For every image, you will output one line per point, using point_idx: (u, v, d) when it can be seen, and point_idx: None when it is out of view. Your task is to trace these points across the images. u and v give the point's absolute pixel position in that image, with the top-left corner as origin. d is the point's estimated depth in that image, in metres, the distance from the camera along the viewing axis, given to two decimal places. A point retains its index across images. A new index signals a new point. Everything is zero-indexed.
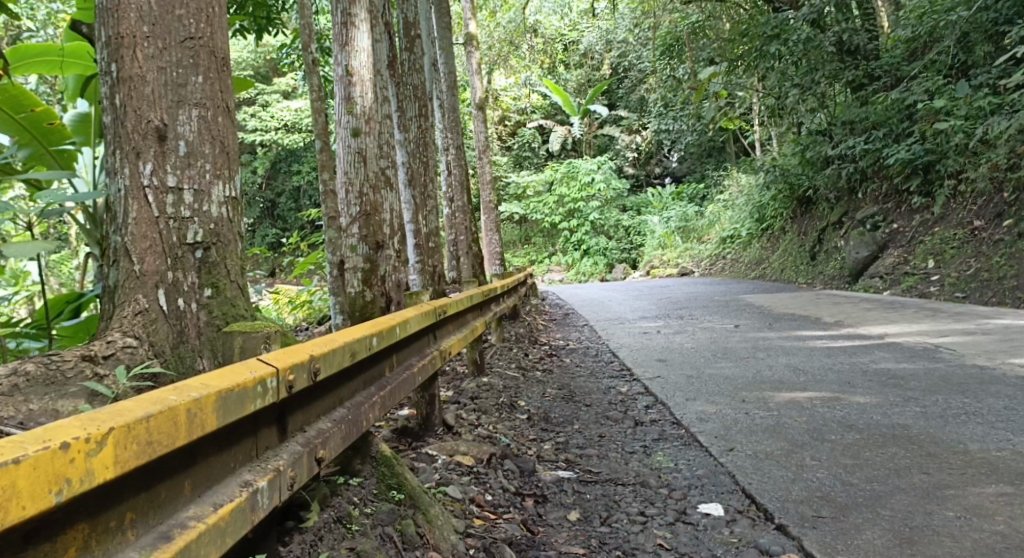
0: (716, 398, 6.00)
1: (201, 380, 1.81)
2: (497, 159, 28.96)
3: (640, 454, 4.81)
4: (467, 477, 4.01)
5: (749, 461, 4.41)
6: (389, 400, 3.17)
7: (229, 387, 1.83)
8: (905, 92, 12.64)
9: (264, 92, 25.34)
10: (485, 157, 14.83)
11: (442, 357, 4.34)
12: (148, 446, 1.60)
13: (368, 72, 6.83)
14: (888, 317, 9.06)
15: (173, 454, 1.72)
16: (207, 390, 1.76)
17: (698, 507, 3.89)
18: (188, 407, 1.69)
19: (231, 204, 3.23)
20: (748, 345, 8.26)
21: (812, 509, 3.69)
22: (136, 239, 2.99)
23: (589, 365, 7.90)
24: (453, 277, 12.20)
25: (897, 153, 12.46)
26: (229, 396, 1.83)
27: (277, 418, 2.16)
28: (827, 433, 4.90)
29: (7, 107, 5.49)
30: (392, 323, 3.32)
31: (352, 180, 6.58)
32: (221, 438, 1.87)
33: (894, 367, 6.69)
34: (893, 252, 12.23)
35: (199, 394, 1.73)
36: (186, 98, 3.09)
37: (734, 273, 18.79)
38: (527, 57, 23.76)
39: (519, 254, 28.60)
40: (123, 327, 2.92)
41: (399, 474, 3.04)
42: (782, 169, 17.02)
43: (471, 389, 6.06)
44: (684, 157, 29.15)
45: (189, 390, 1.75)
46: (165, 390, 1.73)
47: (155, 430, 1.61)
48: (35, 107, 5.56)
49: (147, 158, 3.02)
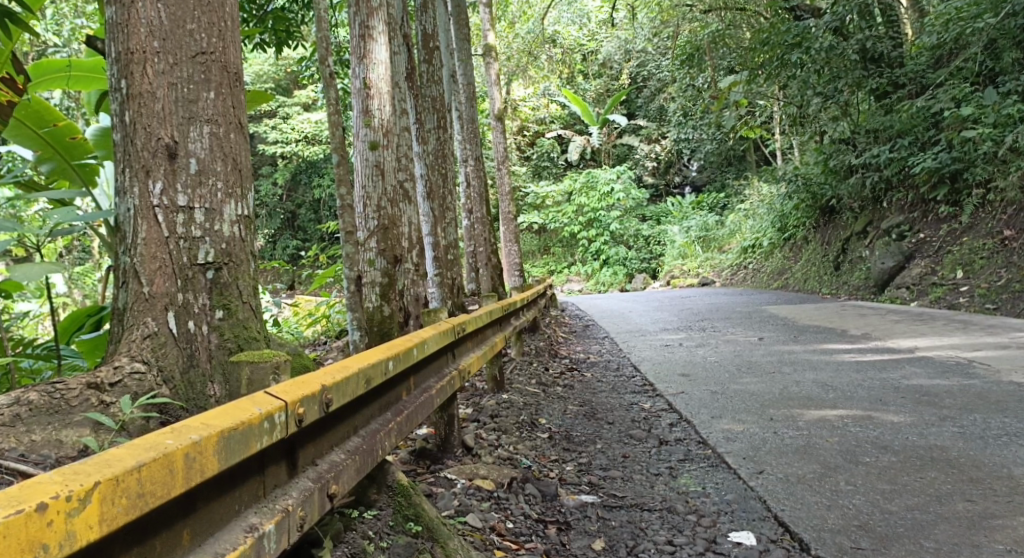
0: (743, 416, 5.83)
1: (200, 421, 1.71)
2: (516, 169, 28.93)
3: (665, 476, 4.65)
4: (487, 502, 3.88)
5: (779, 485, 4.24)
6: (406, 425, 3.04)
7: (230, 427, 1.73)
8: (931, 100, 12.41)
9: (285, 104, 25.44)
10: (504, 168, 14.72)
11: (460, 377, 4.20)
12: (139, 499, 1.51)
13: (386, 85, 6.74)
14: (917, 330, 8.83)
15: (169, 504, 1.62)
16: (208, 431, 1.68)
17: (728, 535, 3.73)
18: (184, 453, 1.60)
19: (244, 222, 3.12)
20: (774, 359, 8.07)
21: (851, 540, 3.53)
22: (145, 261, 2.89)
23: (611, 380, 7.74)
24: (473, 289, 12.08)
25: (924, 162, 12.24)
26: (230, 436, 1.72)
27: (285, 453, 2.04)
28: (862, 455, 4.72)
29: (28, 121, 5.37)
30: (410, 344, 3.20)
31: (370, 194, 6.45)
32: (224, 480, 1.76)
33: (927, 383, 6.48)
34: (920, 262, 11.97)
35: (196, 437, 1.64)
36: (197, 114, 2.99)
37: (756, 283, 18.55)
38: (546, 68, 23.64)
39: (539, 265, 28.50)
40: (132, 351, 2.83)
41: (417, 504, 2.89)
42: (804, 178, 16.81)
43: (491, 407, 5.92)
44: (703, 166, 28.91)
45: (186, 432, 1.65)
46: (162, 432, 1.65)
47: (145, 482, 1.52)
48: (58, 122, 5.47)
49: (157, 176, 2.91)
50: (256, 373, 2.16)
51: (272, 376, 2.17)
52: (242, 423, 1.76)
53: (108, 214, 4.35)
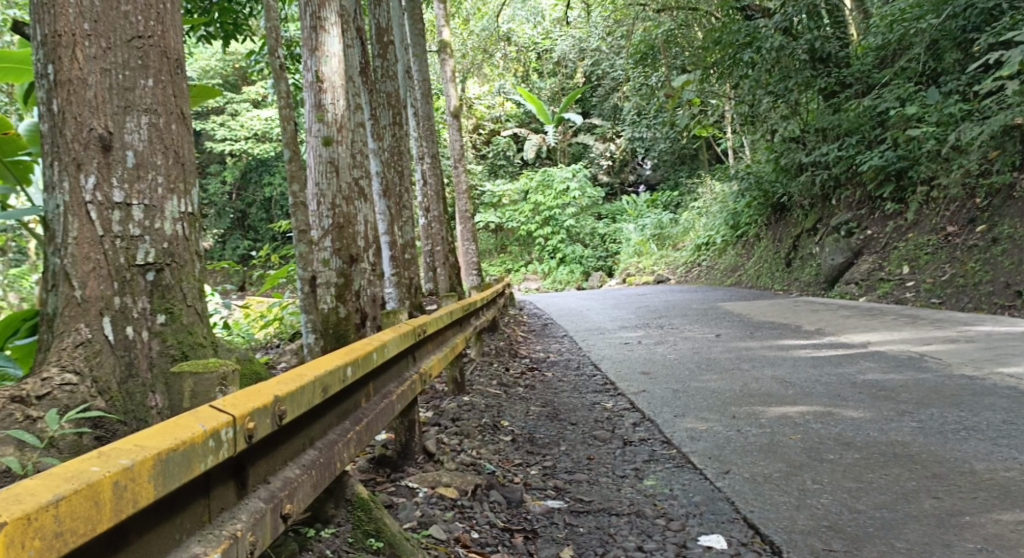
0: (706, 414, 5.74)
1: (134, 443, 1.53)
2: (472, 168, 28.72)
3: (631, 478, 4.53)
4: (452, 512, 3.71)
5: (747, 486, 4.15)
6: (366, 434, 2.86)
7: (169, 448, 1.54)
8: (877, 99, 12.49)
9: (233, 101, 24.86)
10: (461, 166, 14.52)
11: (421, 380, 4.03)
12: (58, 539, 1.32)
13: (340, 78, 6.53)
14: (870, 325, 8.89)
15: (93, 541, 1.43)
16: (142, 454, 1.49)
17: (699, 539, 3.62)
18: (113, 481, 1.41)
19: (187, 220, 2.91)
20: (733, 356, 8.03)
21: (823, 542, 3.44)
22: (77, 261, 2.67)
23: (571, 380, 7.62)
24: (430, 289, 11.87)
25: (870, 160, 12.33)
26: (170, 458, 1.54)
27: (233, 473, 1.85)
28: (826, 452, 4.66)
29: None
30: (368, 349, 3.02)
31: (324, 192, 6.22)
32: (162, 508, 1.57)
33: (882, 378, 6.48)
34: (868, 257, 12.10)
35: (128, 463, 1.45)
36: (134, 103, 2.77)
37: (710, 280, 18.65)
38: (500, 65, 23.49)
39: (495, 264, 28.40)
40: (62, 360, 2.60)
41: (378, 519, 2.72)
42: (756, 175, 16.94)
43: (451, 410, 5.75)
44: (657, 164, 29.04)
45: (115, 458, 1.46)
46: (88, 458, 1.46)
47: (64, 519, 1.33)
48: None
49: (89, 170, 2.69)
50: (200, 385, 1.96)
51: (218, 388, 1.98)
52: (185, 443, 1.58)
53: (36, 211, 4.05)
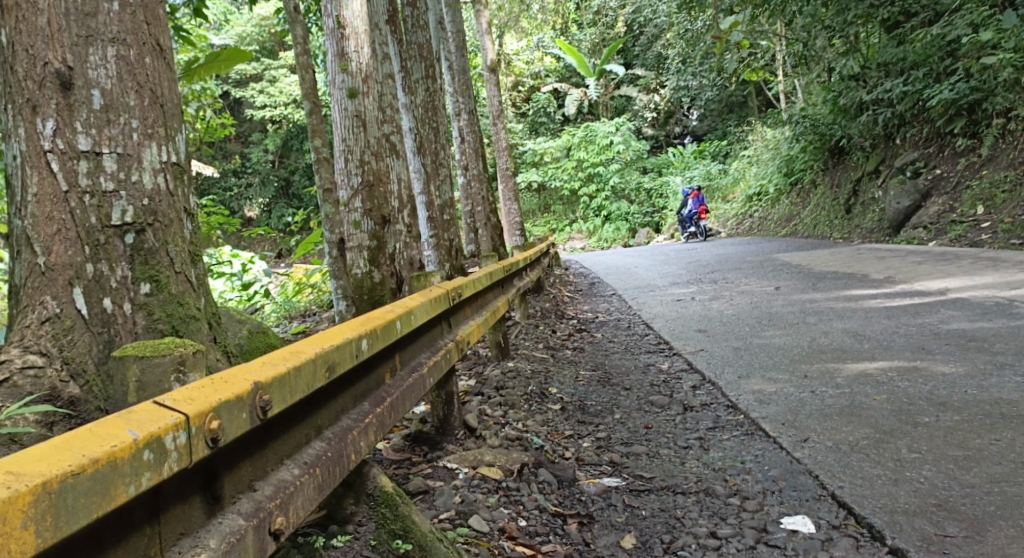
0: (775, 374, 5.22)
1: (14, 468, 1.13)
2: (511, 127, 28.33)
3: (696, 449, 4.04)
4: (496, 496, 3.28)
5: (831, 457, 3.64)
6: (389, 417, 2.44)
7: (60, 473, 1.14)
8: (947, 27, 11.47)
9: (271, 67, 24.47)
10: (500, 122, 13.98)
11: (458, 349, 3.61)
12: None
13: (360, 26, 6.26)
14: (945, 270, 8.21)
15: None
16: (12, 487, 1.09)
17: (781, 522, 3.15)
18: None
19: (171, 171, 2.53)
20: (796, 309, 7.44)
21: (934, 525, 2.92)
22: (38, 223, 2.29)
23: (623, 340, 7.15)
24: (472, 250, 11.47)
25: (939, 94, 11.57)
26: (69, 487, 1.15)
27: (196, 486, 1.44)
28: (918, 414, 4.11)
29: None
30: (390, 317, 2.59)
31: (352, 147, 5.76)
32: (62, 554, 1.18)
33: (970, 327, 5.87)
34: (938, 199, 11.42)
35: None
36: (97, 32, 2.38)
37: (763, 232, 17.90)
38: (538, 18, 22.65)
39: (539, 223, 27.99)
40: (27, 340, 2.24)
41: (406, 516, 2.29)
42: (811, 119, 16.13)
43: (495, 377, 5.33)
44: (703, 113, 28.16)
45: None
46: None
47: None
48: None
49: (47, 114, 2.30)
50: (148, 374, 1.54)
51: (173, 375, 1.55)
52: (96, 462, 1.19)
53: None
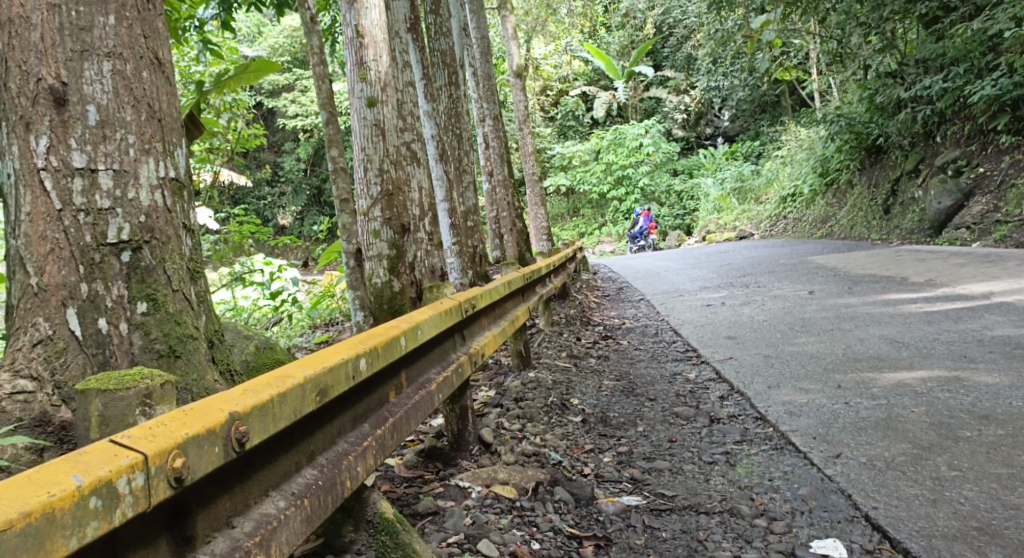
0: (806, 384, 5.04)
1: None
2: (540, 131, 28.24)
3: (722, 465, 3.90)
4: (509, 517, 3.19)
5: (865, 474, 3.47)
6: (391, 437, 2.35)
7: None
8: (988, 20, 11.05)
9: (303, 77, 24.72)
10: (526, 127, 13.88)
11: (471, 362, 3.51)
12: None
13: (381, 31, 6.02)
14: (988, 272, 7.94)
15: None
16: None
17: (810, 545, 3.00)
18: None
19: (169, 188, 2.47)
20: (831, 315, 7.23)
21: (975, 550, 2.76)
22: (32, 243, 2.25)
23: (649, 348, 7.00)
24: (497, 256, 11.38)
25: (981, 91, 11.19)
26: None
27: (161, 528, 1.39)
28: (959, 428, 3.92)
29: None
30: (394, 333, 2.49)
31: (370, 156, 5.67)
32: None
33: (1014, 333, 5.63)
34: (981, 199, 11.10)
35: None
36: (92, 47, 2.32)
37: (797, 233, 17.60)
38: (565, 22, 22.52)
39: (568, 227, 27.86)
40: (19, 363, 2.20)
41: (407, 544, 2.20)
42: (847, 117, 15.59)
43: (515, 388, 5.23)
44: (735, 114, 27.54)
45: None
46: None
47: None
48: None
49: (41, 130, 2.25)
50: (110, 408, 1.49)
51: (139, 409, 1.50)
52: (29, 515, 1.16)
53: None
